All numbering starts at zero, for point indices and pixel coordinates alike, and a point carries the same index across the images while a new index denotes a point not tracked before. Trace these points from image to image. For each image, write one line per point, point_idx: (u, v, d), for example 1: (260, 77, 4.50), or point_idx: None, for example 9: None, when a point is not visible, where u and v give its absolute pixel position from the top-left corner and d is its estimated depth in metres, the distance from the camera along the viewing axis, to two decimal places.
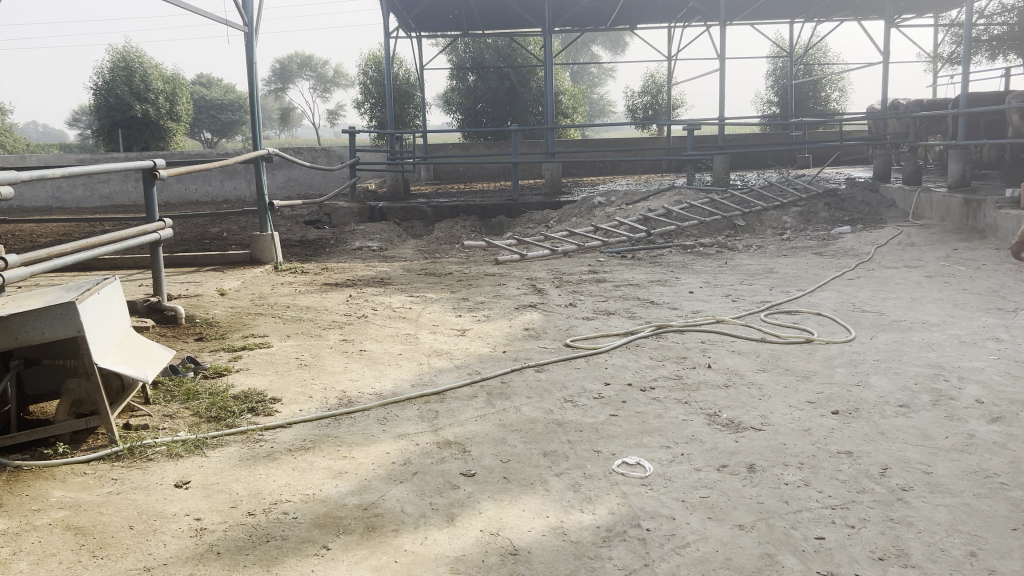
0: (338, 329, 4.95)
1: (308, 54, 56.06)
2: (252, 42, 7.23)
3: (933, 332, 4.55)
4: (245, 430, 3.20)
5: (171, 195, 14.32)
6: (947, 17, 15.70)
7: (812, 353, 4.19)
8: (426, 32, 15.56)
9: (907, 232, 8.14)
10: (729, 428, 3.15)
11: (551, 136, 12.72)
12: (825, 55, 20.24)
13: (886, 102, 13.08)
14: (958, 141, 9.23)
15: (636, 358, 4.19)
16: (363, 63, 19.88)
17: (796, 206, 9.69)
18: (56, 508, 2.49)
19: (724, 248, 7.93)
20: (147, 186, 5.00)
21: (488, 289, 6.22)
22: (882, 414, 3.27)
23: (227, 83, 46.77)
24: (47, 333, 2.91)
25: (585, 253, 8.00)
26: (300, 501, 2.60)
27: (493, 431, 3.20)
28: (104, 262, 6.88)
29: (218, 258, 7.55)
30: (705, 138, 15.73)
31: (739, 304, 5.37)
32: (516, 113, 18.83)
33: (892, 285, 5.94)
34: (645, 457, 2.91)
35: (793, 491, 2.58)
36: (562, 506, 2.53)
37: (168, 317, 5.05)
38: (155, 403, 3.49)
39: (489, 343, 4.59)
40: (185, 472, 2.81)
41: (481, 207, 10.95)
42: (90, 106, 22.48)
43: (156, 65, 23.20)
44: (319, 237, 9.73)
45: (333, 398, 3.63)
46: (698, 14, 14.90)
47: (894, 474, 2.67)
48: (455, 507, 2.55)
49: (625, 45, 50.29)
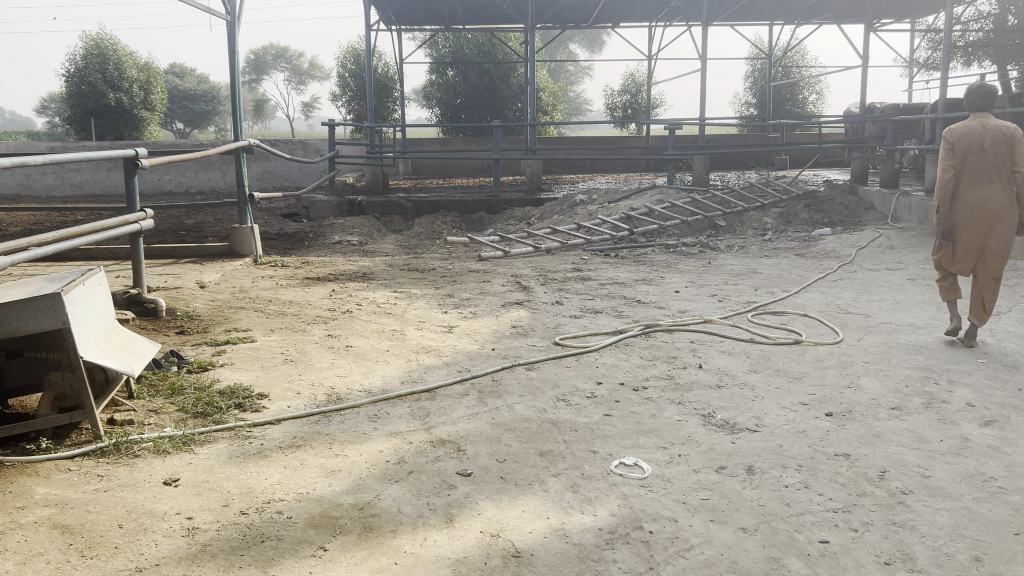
0: (323, 324, 4.87)
1: (283, 46, 55.55)
2: (235, 31, 7.11)
3: (920, 335, 4.58)
4: (233, 426, 3.13)
5: (144, 185, 14.08)
6: (924, 22, 15.88)
7: (802, 355, 4.19)
8: (406, 25, 15.46)
9: (887, 234, 8.21)
10: (725, 430, 3.14)
11: (532, 133, 12.68)
12: (803, 57, 20.38)
13: (864, 105, 13.21)
14: (936, 145, 9.33)
15: (627, 357, 4.16)
16: (341, 56, 19.68)
17: (776, 207, 9.75)
18: (42, 506, 2.41)
19: (707, 248, 7.94)
20: (129, 175, 4.88)
21: (473, 286, 6.18)
22: (875, 417, 3.28)
23: (200, 73, 46.19)
24: (30, 326, 2.82)
25: (567, 251, 7.98)
26: (294, 500, 2.54)
27: (486, 430, 3.16)
28: (78, 253, 6.74)
29: (197, 249, 7.43)
30: (684, 137, 15.78)
31: (725, 305, 5.37)
32: (495, 110, 18.77)
33: (875, 287, 5.97)
34: (642, 457, 2.88)
35: (793, 493, 2.57)
36: (561, 507, 2.50)
37: (148, 310, 4.93)
38: (140, 398, 3.41)
39: (477, 340, 4.54)
40: (174, 469, 2.73)
41: (462, 203, 10.89)
42: (61, 93, 22.05)
43: (130, 53, 22.82)
44: (298, 231, 9.62)
45: (321, 394, 3.57)
46: (679, 14, 14.93)
47: (893, 477, 2.67)
48: (452, 507, 2.50)
49: (601, 44, 50.50)
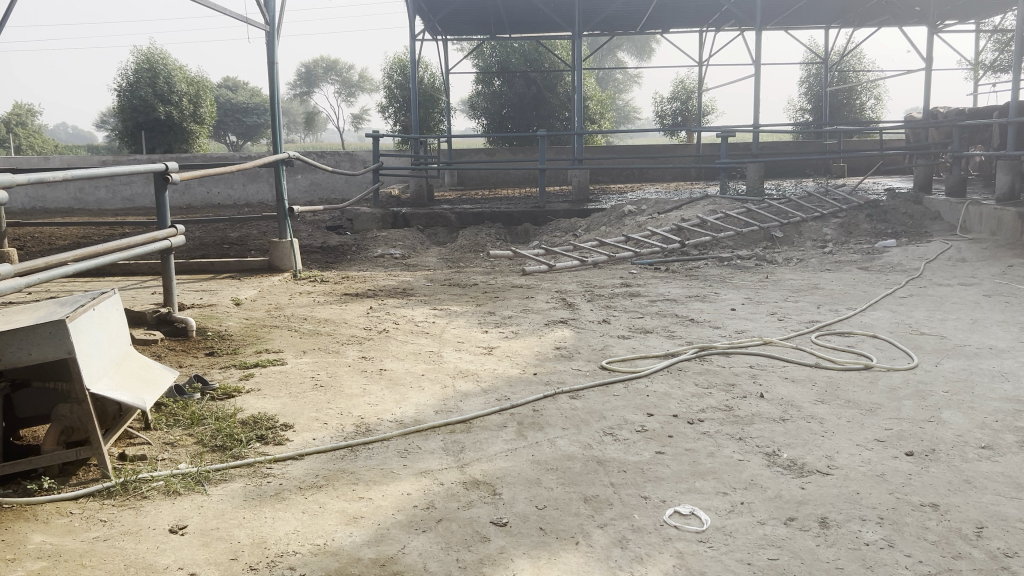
0: (358, 345, 4.64)
1: (333, 59, 56.34)
2: (273, 42, 6.96)
3: (1004, 359, 4.16)
4: (252, 463, 2.90)
5: (192, 198, 14.16)
6: (990, 23, 15.27)
7: (874, 383, 3.82)
8: (451, 35, 15.34)
9: (957, 246, 7.72)
10: (793, 472, 2.80)
11: (579, 142, 12.39)
12: (861, 60, 19.76)
13: (926, 109, 12.65)
14: (1006, 151, 8.86)
15: (680, 384, 3.84)
16: (387, 68, 19.70)
17: (836, 218, 9.31)
18: (33, 558, 2.18)
19: (763, 261, 7.55)
20: (158, 190, 4.69)
21: (515, 302, 5.91)
22: (963, 457, 2.91)
23: (251, 87, 46.91)
24: (33, 356, 2.62)
25: (615, 264, 7.67)
26: (310, 553, 2.28)
27: (526, 469, 2.88)
28: (116, 269, 6.64)
29: (236, 264, 7.31)
30: (738, 144, 15.33)
31: (786, 324, 5.00)
32: (542, 120, 18.56)
33: (948, 304, 5.54)
34: (700, 506, 2.56)
35: (876, 554, 2.23)
36: (608, 567, 2.20)
37: (178, 330, 4.76)
38: (156, 429, 3.21)
39: (518, 364, 4.26)
40: (182, 514, 2.50)
41: (507, 215, 10.64)
42: (114, 107, 22.49)
43: (180, 67, 23.23)
44: (341, 244, 9.46)
45: (350, 425, 3.32)
46: (732, 18, 14.54)
47: (993, 535, 2.31)
48: (485, 565, 2.23)
49: (652, 51, 50.02)
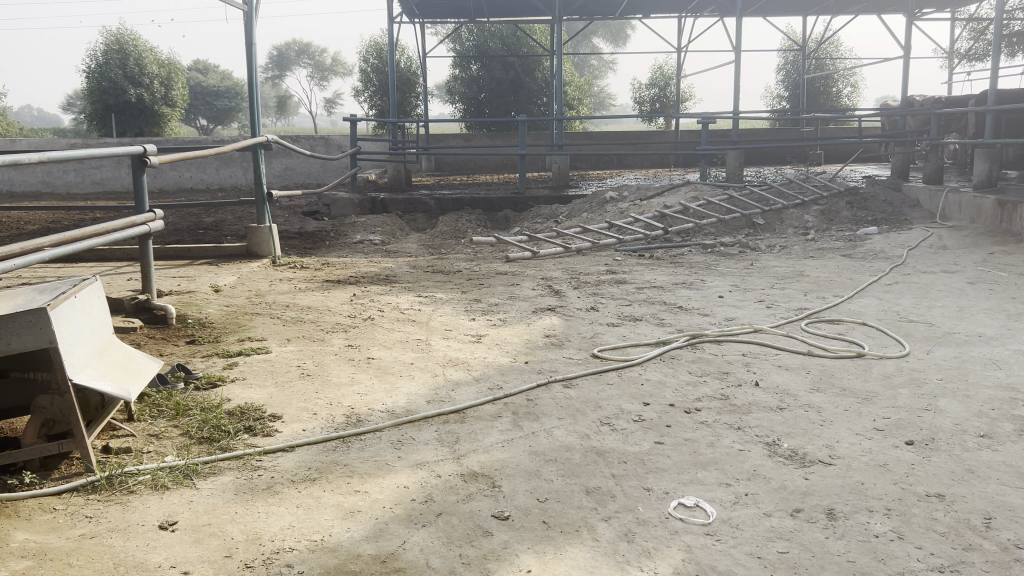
0: (343, 333, 4.55)
1: (305, 42, 55.63)
2: (251, 22, 6.80)
3: (994, 347, 4.16)
4: (241, 455, 2.81)
5: (164, 182, 13.89)
6: (965, 12, 15.39)
7: (867, 370, 3.81)
8: (429, 18, 15.17)
9: (938, 234, 7.75)
10: (795, 462, 2.77)
11: (559, 128, 12.31)
12: (838, 47, 19.84)
13: (904, 97, 12.72)
14: (985, 139, 8.92)
15: (674, 373, 3.80)
16: (363, 51, 19.44)
17: (817, 205, 9.32)
18: (17, 557, 2.08)
19: (746, 248, 7.54)
20: (137, 173, 4.54)
21: (501, 289, 5.83)
22: (963, 447, 2.89)
23: (223, 71, 46.19)
24: (13, 345, 2.50)
25: (599, 251, 7.62)
26: (307, 550, 2.20)
27: (523, 461, 2.81)
28: (89, 254, 6.46)
29: (213, 249, 7.16)
30: (715, 131, 15.34)
31: (775, 312, 4.97)
32: (520, 105, 18.44)
33: (934, 292, 5.55)
34: (704, 497, 2.52)
35: (886, 546, 2.20)
36: (616, 562, 2.15)
37: (157, 317, 4.64)
38: (140, 420, 3.10)
39: (508, 352, 4.19)
40: (171, 509, 2.40)
41: (487, 201, 10.54)
42: (83, 89, 21.99)
43: (151, 48, 22.72)
44: (318, 230, 9.32)
45: (340, 416, 3.23)
46: (711, 5, 14.53)
47: (1002, 527, 2.29)
48: (489, 561, 2.16)
49: (626, 38, 49.93)
